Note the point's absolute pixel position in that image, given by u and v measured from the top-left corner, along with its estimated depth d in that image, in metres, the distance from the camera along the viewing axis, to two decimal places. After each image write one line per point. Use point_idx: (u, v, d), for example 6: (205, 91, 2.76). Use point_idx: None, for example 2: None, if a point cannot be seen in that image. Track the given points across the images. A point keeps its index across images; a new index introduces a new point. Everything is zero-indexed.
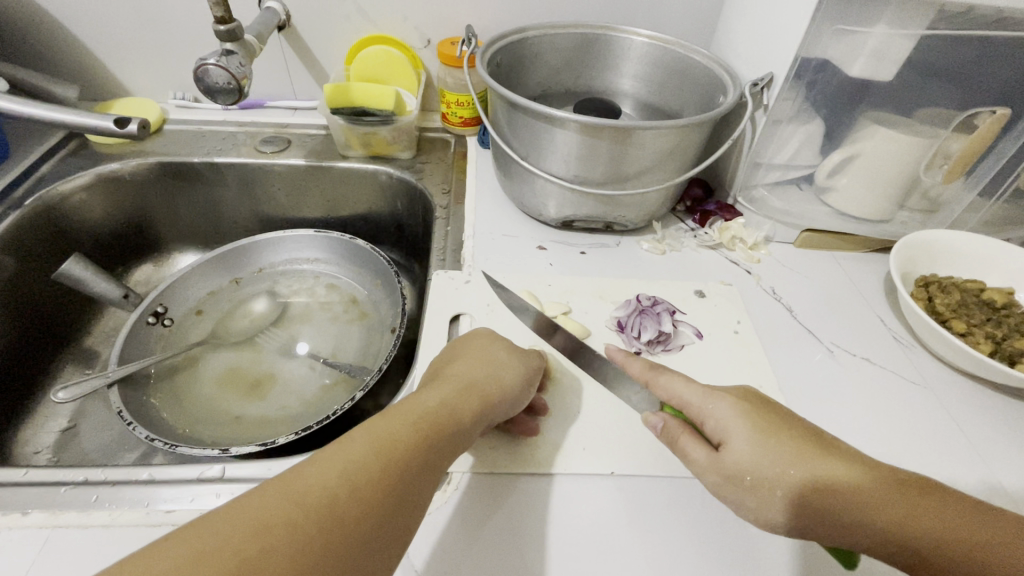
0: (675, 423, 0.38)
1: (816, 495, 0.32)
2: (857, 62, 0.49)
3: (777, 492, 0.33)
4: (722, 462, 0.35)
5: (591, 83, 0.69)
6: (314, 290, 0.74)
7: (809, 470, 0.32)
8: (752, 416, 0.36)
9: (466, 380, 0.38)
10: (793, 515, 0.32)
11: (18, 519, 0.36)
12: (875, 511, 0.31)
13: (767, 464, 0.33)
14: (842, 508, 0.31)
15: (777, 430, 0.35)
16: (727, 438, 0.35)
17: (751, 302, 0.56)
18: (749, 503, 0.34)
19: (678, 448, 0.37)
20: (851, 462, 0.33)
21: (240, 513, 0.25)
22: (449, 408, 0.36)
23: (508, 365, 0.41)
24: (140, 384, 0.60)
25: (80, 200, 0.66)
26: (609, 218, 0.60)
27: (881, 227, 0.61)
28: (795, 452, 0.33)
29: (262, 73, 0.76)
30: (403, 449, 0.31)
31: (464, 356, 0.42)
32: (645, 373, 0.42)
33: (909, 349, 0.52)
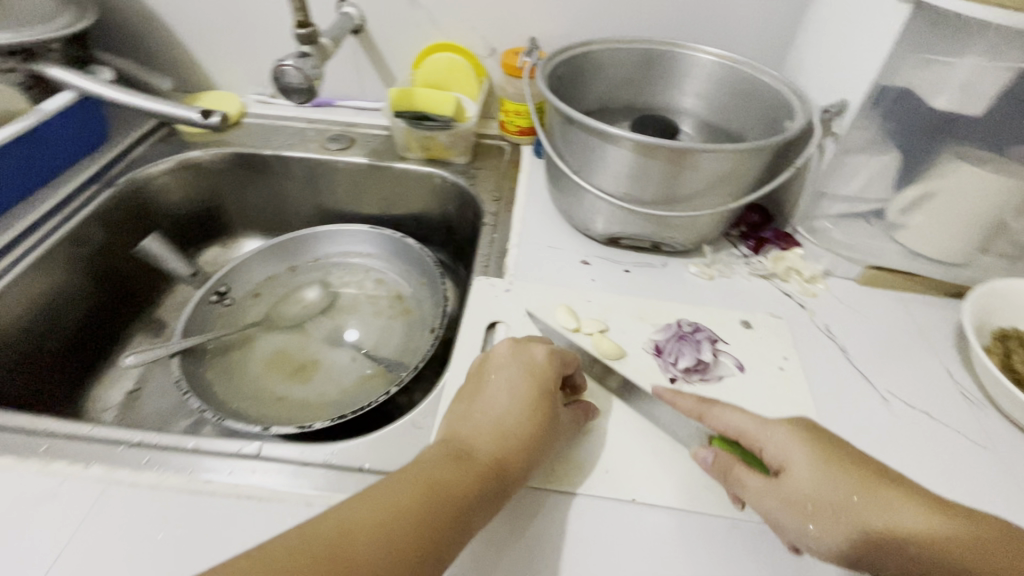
0: (726, 455, 0.39)
1: (878, 521, 0.33)
2: (940, 95, 0.45)
3: (840, 520, 0.34)
4: (782, 488, 0.36)
5: (651, 100, 0.68)
6: (363, 283, 0.77)
7: (869, 496, 0.34)
8: (813, 444, 0.37)
9: (485, 424, 0.39)
10: (855, 545, 0.33)
11: (79, 470, 0.39)
12: (933, 539, 0.32)
13: (831, 491, 0.34)
14: (903, 536, 0.33)
15: (837, 454, 0.36)
16: (789, 463, 0.36)
17: (802, 339, 0.53)
18: (812, 530, 0.34)
19: (732, 476, 0.38)
20: (912, 495, 0.34)
21: (280, 554, 0.29)
22: (459, 481, 0.35)
23: (530, 428, 0.39)
24: (198, 357, 0.65)
25: (163, 182, 0.72)
26: (658, 238, 0.59)
27: (956, 272, 0.56)
28: (860, 481, 0.35)
29: (334, 74, 0.80)
30: (425, 497, 0.33)
31: (487, 404, 0.40)
32: (696, 408, 0.42)
33: (977, 408, 0.48)
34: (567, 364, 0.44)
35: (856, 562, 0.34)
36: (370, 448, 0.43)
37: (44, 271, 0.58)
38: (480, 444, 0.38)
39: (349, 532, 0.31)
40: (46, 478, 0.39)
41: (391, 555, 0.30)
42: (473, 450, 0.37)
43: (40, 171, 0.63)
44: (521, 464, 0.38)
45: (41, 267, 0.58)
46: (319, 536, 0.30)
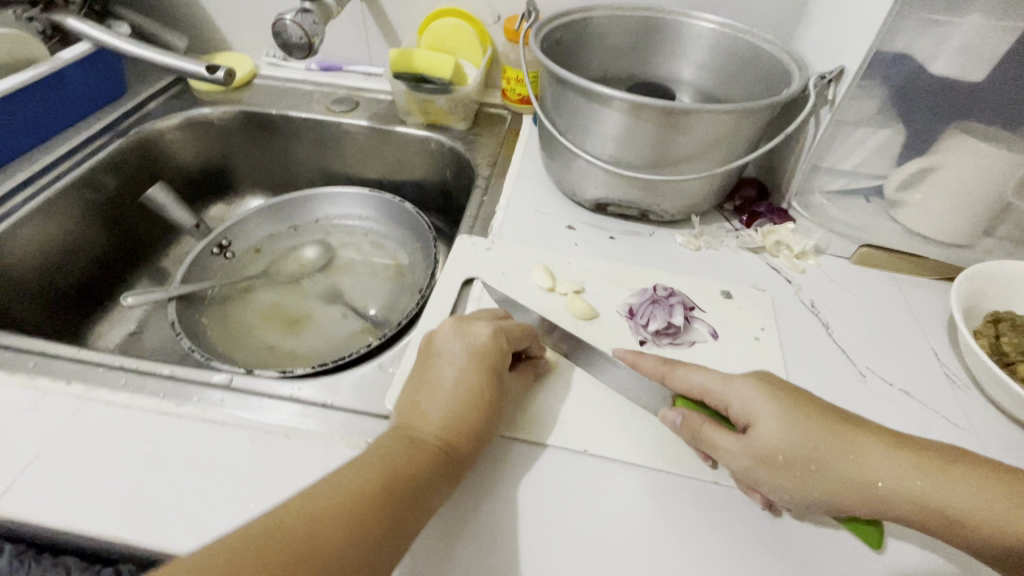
0: (695, 415, 0.38)
1: (845, 466, 0.33)
2: (940, 59, 0.44)
3: (811, 468, 0.34)
4: (751, 443, 0.35)
5: (652, 70, 0.67)
6: (360, 245, 0.78)
7: (835, 440, 0.34)
8: (777, 394, 0.36)
9: (431, 408, 0.38)
10: (825, 493, 0.33)
11: (62, 386, 0.42)
12: (898, 478, 0.33)
13: (798, 442, 0.34)
14: (871, 477, 0.33)
15: (801, 401, 0.36)
16: (755, 420, 0.36)
17: (784, 312, 0.52)
18: (783, 484, 0.34)
19: (702, 438, 0.37)
20: (878, 434, 0.35)
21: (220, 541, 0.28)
22: (406, 460, 0.34)
23: (478, 405, 0.38)
24: (196, 304, 0.67)
25: (174, 137, 0.75)
26: (645, 205, 0.58)
27: (954, 253, 0.54)
28: (825, 425, 0.35)
29: (343, 38, 0.81)
30: (374, 484, 0.32)
31: (432, 385, 0.39)
32: (658, 368, 0.41)
33: (961, 390, 0.46)
34: (515, 339, 0.43)
35: (830, 509, 0.34)
36: (335, 387, 0.44)
37: (55, 213, 0.61)
38: (427, 426, 0.37)
39: (295, 516, 0.29)
40: (32, 391, 0.42)
41: (346, 537, 0.29)
42: (419, 431, 0.37)
43: (58, 119, 0.66)
44: (471, 442, 0.37)
45: (52, 208, 0.60)
46: (263, 523, 0.29)
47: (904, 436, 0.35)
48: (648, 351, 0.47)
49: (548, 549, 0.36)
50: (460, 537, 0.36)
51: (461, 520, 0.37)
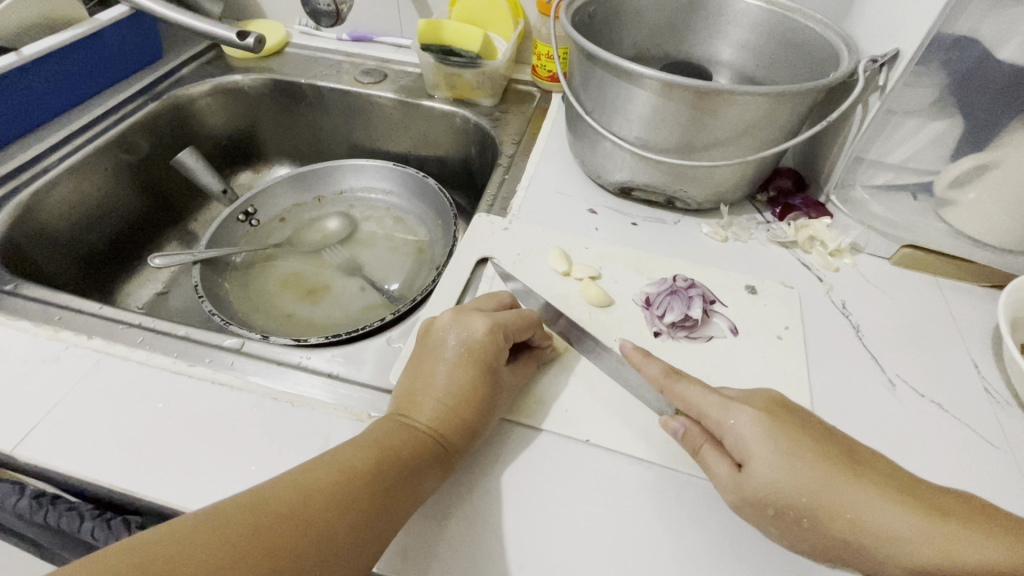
0: (696, 432, 0.36)
1: (843, 526, 0.31)
2: (1010, 43, 0.40)
3: (802, 524, 0.32)
4: (741, 483, 0.33)
5: (689, 49, 0.63)
6: (382, 219, 0.78)
7: (835, 500, 0.31)
8: (776, 432, 0.33)
9: (426, 401, 0.37)
10: (819, 547, 0.32)
11: (83, 339, 0.43)
12: (906, 543, 0.30)
13: (793, 490, 0.32)
14: (874, 541, 0.30)
15: (804, 444, 0.33)
16: (748, 457, 0.33)
17: (811, 311, 0.49)
18: (774, 528, 0.33)
19: (700, 458, 0.35)
20: (885, 487, 0.32)
21: (220, 508, 0.29)
22: (399, 447, 0.34)
23: (472, 398, 0.37)
24: (220, 269, 0.69)
25: (206, 103, 0.76)
26: (672, 192, 0.56)
27: (1007, 259, 0.49)
28: (825, 475, 0.32)
29: (375, 8, 0.80)
30: (367, 469, 0.32)
31: (425, 374, 0.39)
32: (660, 378, 0.38)
33: (1002, 407, 0.43)
34: (515, 331, 0.41)
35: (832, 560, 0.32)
36: (343, 359, 0.44)
37: (90, 172, 0.62)
38: (423, 416, 0.37)
39: (296, 495, 0.30)
40: (55, 343, 0.43)
41: (337, 516, 0.30)
42: (413, 421, 0.36)
43: (95, 80, 0.67)
44: (462, 435, 0.36)
45: (87, 168, 0.62)
46: (262, 495, 0.30)
47: (921, 491, 0.32)
48: (662, 344, 0.45)
49: (542, 535, 0.35)
50: (452, 518, 0.36)
51: (455, 500, 0.37)
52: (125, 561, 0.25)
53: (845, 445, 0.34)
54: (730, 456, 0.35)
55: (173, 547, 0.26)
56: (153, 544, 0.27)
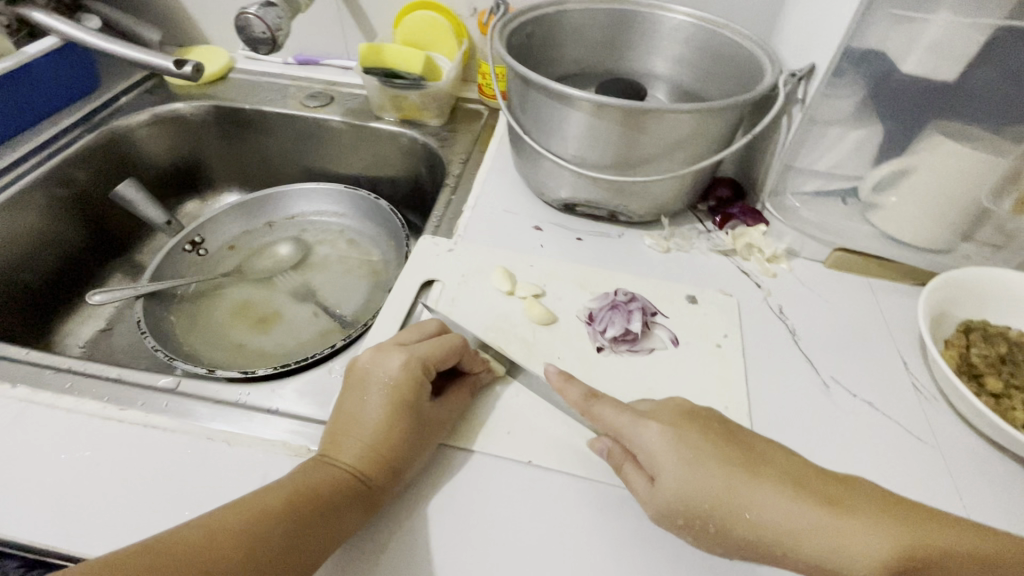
0: (620, 450, 0.38)
1: (745, 526, 0.32)
2: (911, 56, 0.42)
3: (709, 527, 0.33)
4: (656, 496, 0.34)
5: (627, 65, 0.65)
6: (336, 242, 0.77)
7: (732, 500, 0.32)
8: (680, 440, 0.35)
9: (347, 441, 0.37)
10: (729, 548, 0.33)
11: (6, 388, 0.42)
12: (800, 536, 0.31)
13: (698, 496, 0.33)
14: (772, 538, 0.31)
15: (704, 450, 0.34)
16: (659, 471, 0.34)
17: (748, 316, 0.50)
18: (690, 536, 0.34)
19: (623, 475, 0.37)
20: (781, 481, 0.33)
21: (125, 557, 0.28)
22: (317, 487, 0.34)
23: (396, 435, 0.37)
24: (166, 301, 0.67)
25: (146, 132, 0.74)
26: (613, 206, 0.57)
27: (929, 258, 0.51)
28: (723, 477, 0.33)
29: (319, 31, 0.80)
30: (279, 512, 0.32)
31: (350, 413, 0.38)
32: (580, 403, 0.39)
33: (929, 402, 0.44)
34: (439, 361, 0.40)
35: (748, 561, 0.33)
36: (283, 392, 0.44)
37: (21, 210, 0.60)
38: (345, 456, 0.36)
39: (204, 543, 0.29)
40: None
41: (248, 556, 0.30)
42: (335, 462, 0.36)
43: (26, 114, 0.66)
44: (386, 470, 0.36)
45: (19, 204, 0.60)
46: (171, 540, 0.29)
47: (819, 485, 0.33)
48: (605, 359, 0.46)
49: (482, 561, 0.35)
50: (393, 550, 0.35)
51: (397, 530, 0.36)
52: None
53: (746, 444, 0.35)
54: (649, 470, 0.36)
55: None
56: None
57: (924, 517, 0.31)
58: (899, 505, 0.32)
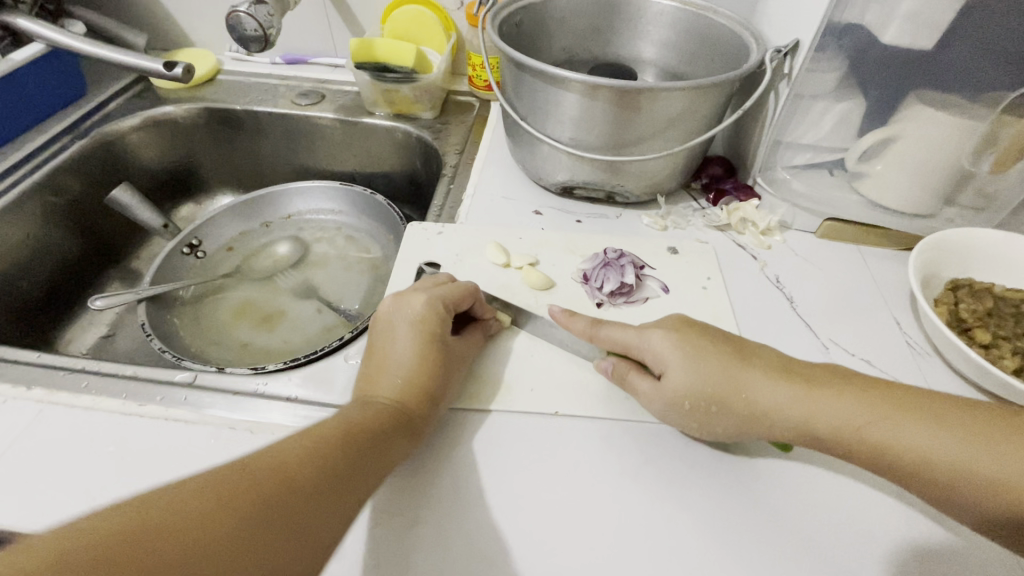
0: (623, 364, 0.41)
1: (741, 404, 0.36)
2: (892, 27, 0.44)
3: (711, 410, 0.37)
4: (663, 390, 0.38)
5: (615, 51, 0.66)
6: (334, 239, 0.78)
7: (731, 384, 0.36)
8: (684, 340, 0.39)
9: (386, 376, 0.40)
10: (727, 427, 0.37)
11: (22, 391, 0.42)
12: (786, 408, 0.35)
13: (700, 385, 0.37)
14: (763, 413, 0.36)
15: (705, 346, 0.38)
16: (666, 367, 0.38)
17: (746, 286, 0.52)
18: (693, 423, 0.38)
19: (627, 383, 0.40)
20: (769, 367, 0.37)
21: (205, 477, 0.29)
22: (365, 418, 0.36)
23: (429, 369, 0.40)
24: (168, 305, 0.67)
25: (137, 136, 0.73)
26: (610, 187, 0.58)
27: (914, 223, 0.54)
28: (722, 366, 0.37)
29: (306, 30, 0.80)
30: (337, 438, 0.34)
31: (386, 356, 0.41)
32: (586, 329, 0.43)
33: (922, 358, 0.47)
34: (455, 303, 0.45)
35: (744, 437, 0.37)
36: (301, 381, 0.44)
37: (17, 217, 0.60)
38: (384, 391, 0.39)
39: (280, 463, 0.31)
40: None
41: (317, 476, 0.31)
42: (375, 396, 0.39)
43: (15, 122, 0.65)
44: (425, 402, 0.39)
45: (14, 212, 0.60)
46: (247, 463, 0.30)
47: (802, 369, 0.37)
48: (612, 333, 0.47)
49: (510, 531, 0.36)
50: (423, 524, 0.36)
51: (423, 504, 0.37)
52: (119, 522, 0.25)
53: (738, 342, 0.39)
54: (652, 373, 0.40)
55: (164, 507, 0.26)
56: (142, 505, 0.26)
57: (895, 385, 0.35)
58: (873, 379, 0.36)
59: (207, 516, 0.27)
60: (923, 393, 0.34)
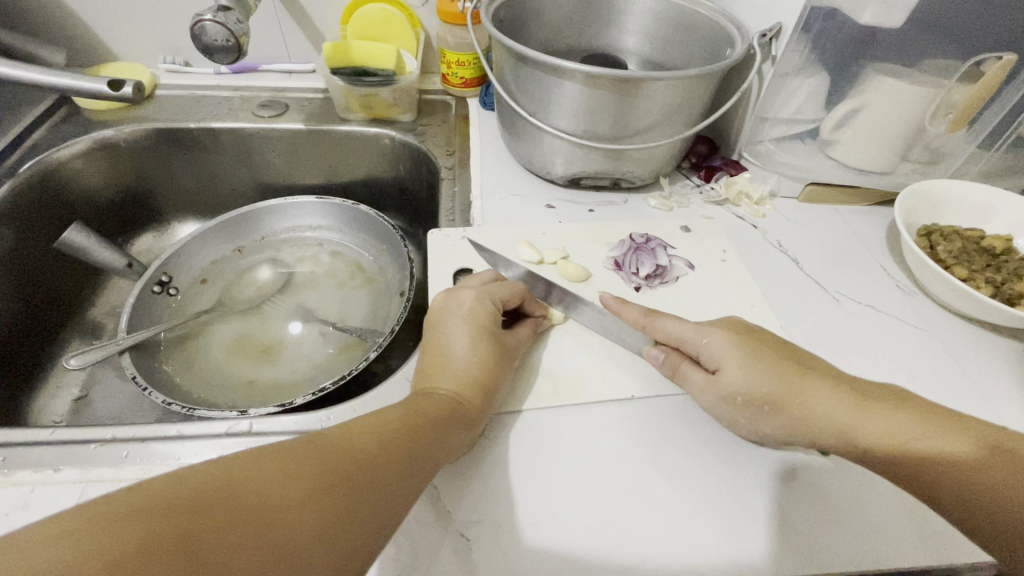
0: (677, 354, 0.43)
1: (795, 407, 0.37)
2: (867, 9, 0.49)
3: (763, 409, 0.38)
4: (718, 386, 0.40)
5: (594, 41, 0.68)
6: (318, 257, 0.74)
7: (786, 389, 0.37)
8: (742, 343, 0.40)
9: (444, 370, 0.40)
10: (774, 428, 0.38)
11: (50, 475, 0.36)
12: (838, 417, 0.35)
13: (757, 385, 0.38)
14: (815, 419, 0.36)
15: (763, 353, 0.39)
16: (721, 364, 0.40)
17: (756, 253, 0.57)
18: (743, 420, 0.39)
19: (679, 375, 0.42)
20: (826, 378, 0.38)
21: (299, 442, 0.29)
22: (428, 409, 0.36)
23: (484, 361, 0.40)
24: (151, 352, 0.60)
25: (77, 167, 0.64)
26: (618, 174, 0.60)
27: (884, 179, 0.61)
28: (777, 373, 0.38)
29: (255, 35, 0.74)
30: (406, 426, 0.34)
31: (443, 350, 0.41)
32: (641, 318, 0.45)
33: (912, 296, 0.54)
34: (503, 298, 0.45)
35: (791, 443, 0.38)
36: (367, 406, 0.42)
37: None
38: (441, 383, 0.39)
39: (341, 441, 0.30)
40: (14, 490, 0.36)
41: (392, 456, 0.31)
42: (433, 388, 0.39)
43: None
44: (480, 394, 0.39)
45: None
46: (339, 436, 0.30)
47: (859, 384, 0.37)
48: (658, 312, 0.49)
49: (625, 515, 0.37)
50: (541, 525, 0.37)
51: (538, 507, 0.37)
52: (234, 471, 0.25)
53: (796, 354, 0.40)
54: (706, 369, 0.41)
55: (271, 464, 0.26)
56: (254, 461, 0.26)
57: (947, 412, 0.35)
58: (923, 402, 0.36)
59: (288, 487, 0.26)
60: (980, 425, 0.34)
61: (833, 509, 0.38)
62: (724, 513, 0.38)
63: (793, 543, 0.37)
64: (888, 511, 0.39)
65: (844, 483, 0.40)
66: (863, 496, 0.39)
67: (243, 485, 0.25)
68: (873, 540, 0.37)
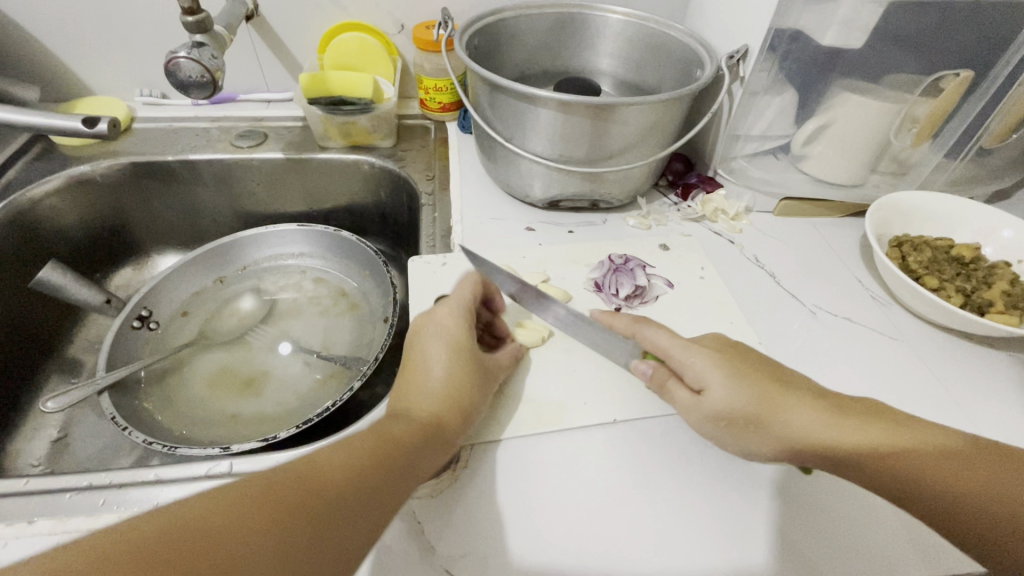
0: (663, 369, 0.42)
1: (777, 426, 0.36)
2: (829, 31, 0.50)
3: (747, 428, 0.37)
4: (702, 405, 0.39)
5: (568, 63, 0.69)
6: (301, 285, 0.73)
7: (768, 406, 0.37)
8: (724, 361, 0.40)
9: (421, 390, 0.39)
10: (761, 447, 0.37)
11: (24, 527, 0.36)
12: (819, 434, 0.35)
13: (740, 403, 0.38)
14: (797, 437, 0.36)
15: (745, 371, 0.39)
16: (705, 385, 0.39)
17: (732, 268, 0.58)
18: (729, 440, 0.38)
19: (665, 391, 0.41)
20: (804, 394, 0.38)
21: (258, 477, 0.28)
22: (395, 433, 0.35)
23: (463, 378, 0.40)
24: (131, 390, 0.59)
25: (52, 205, 0.64)
26: (595, 196, 0.61)
27: (856, 192, 0.62)
28: (759, 392, 0.38)
29: (233, 66, 0.74)
30: (369, 454, 0.33)
31: (422, 369, 0.41)
32: (630, 326, 0.45)
33: (887, 307, 0.55)
34: None
35: (775, 461, 0.38)
36: None
37: None
38: (419, 403, 0.39)
39: (304, 466, 0.30)
40: None
41: (355, 482, 0.31)
42: (409, 409, 0.38)
43: None
44: (457, 413, 0.39)
45: None
46: (300, 466, 0.30)
47: (835, 399, 0.38)
48: None
49: (612, 543, 0.37)
50: (529, 557, 0.36)
51: (524, 539, 0.37)
52: (186, 518, 0.25)
53: (773, 370, 0.40)
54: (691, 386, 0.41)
55: (224, 507, 0.26)
56: (204, 505, 0.26)
57: (918, 422, 0.36)
58: (893, 412, 0.37)
59: (242, 531, 0.25)
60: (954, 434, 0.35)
61: (817, 527, 0.39)
62: (713, 533, 0.38)
63: (779, 564, 0.37)
64: (875, 525, 0.39)
65: (827, 497, 0.40)
66: (846, 511, 0.40)
67: (202, 520, 0.25)
68: (860, 557, 0.37)
